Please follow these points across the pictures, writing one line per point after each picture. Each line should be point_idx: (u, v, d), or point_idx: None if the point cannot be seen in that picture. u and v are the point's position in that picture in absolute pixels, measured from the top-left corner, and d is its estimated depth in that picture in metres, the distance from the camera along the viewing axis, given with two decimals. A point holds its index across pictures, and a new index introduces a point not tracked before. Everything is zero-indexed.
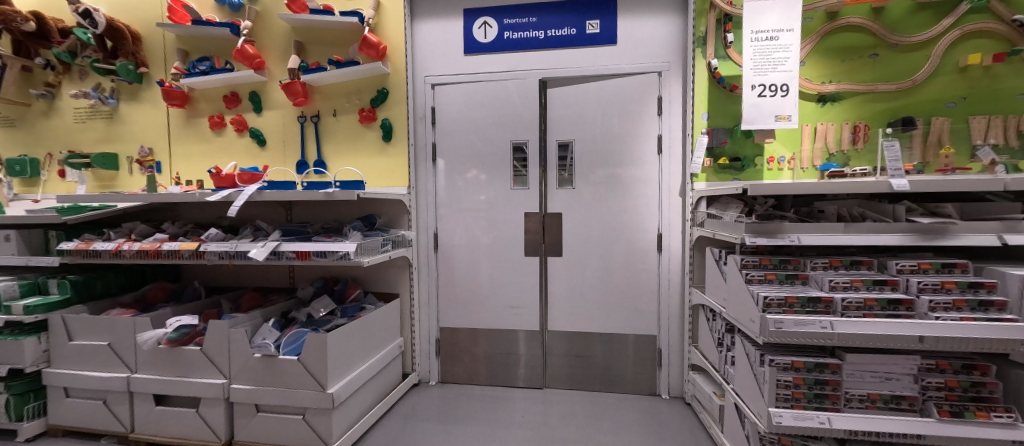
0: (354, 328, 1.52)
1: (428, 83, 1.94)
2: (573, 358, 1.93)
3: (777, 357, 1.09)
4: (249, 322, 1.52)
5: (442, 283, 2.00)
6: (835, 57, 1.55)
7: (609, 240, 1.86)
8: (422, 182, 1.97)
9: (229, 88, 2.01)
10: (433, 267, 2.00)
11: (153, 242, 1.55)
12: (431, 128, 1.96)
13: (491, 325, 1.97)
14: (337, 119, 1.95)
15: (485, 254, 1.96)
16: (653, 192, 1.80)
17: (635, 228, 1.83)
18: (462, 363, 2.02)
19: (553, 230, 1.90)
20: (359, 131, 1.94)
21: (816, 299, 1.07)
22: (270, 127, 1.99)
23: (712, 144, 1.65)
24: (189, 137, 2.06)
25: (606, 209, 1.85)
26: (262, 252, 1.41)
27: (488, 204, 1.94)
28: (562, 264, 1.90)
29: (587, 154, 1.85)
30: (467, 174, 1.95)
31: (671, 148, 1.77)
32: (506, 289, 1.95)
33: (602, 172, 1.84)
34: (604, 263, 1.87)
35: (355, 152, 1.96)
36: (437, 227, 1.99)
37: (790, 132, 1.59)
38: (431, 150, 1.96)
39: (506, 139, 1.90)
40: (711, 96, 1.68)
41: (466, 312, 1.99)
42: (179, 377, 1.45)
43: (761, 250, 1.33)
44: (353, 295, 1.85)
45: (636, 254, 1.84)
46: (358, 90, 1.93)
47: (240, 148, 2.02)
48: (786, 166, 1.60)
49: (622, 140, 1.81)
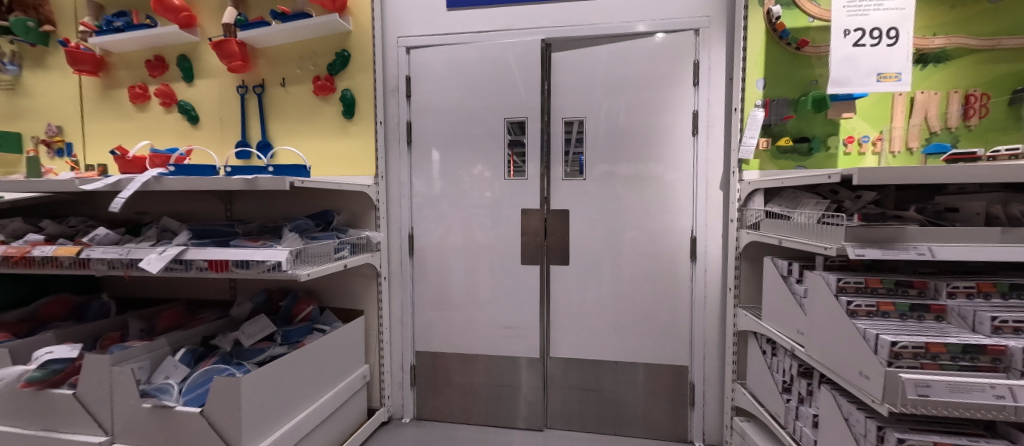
0: (288, 364, 1.13)
1: (401, 45, 1.54)
2: (580, 392, 1.54)
3: (909, 437, 0.71)
4: (147, 355, 1.13)
5: (418, 296, 1.61)
6: (941, 2, 1.15)
7: (629, 246, 1.46)
8: (393, 171, 1.58)
9: (154, 51, 1.61)
10: (409, 277, 1.61)
11: (22, 246, 1.15)
12: (406, 102, 1.56)
13: (479, 349, 1.59)
14: (285, 90, 1.53)
15: (473, 261, 1.57)
16: (686, 183, 1.41)
17: (663, 230, 1.43)
18: (443, 396, 1.63)
19: (557, 232, 1.51)
20: (312, 105, 1.53)
21: (977, 349, 0.68)
22: (203, 99, 1.58)
23: (769, 121, 1.24)
24: (106, 113, 1.66)
25: (625, 207, 1.45)
26: (158, 262, 1.03)
27: (494, 202, 1.54)
28: (568, 274, 1.52)
29: (601, 137, 1.45)
30: (469, 166, 1.55)
31: (709, 127, 1.38)
32: (498, 305, 1.56)
33: (622, 160, 1.44)
34: (623, 275, 1.47)
35: (308, 131, 1.54)
36: (412, 226, 1.60)
37: (877, 103, 1.19)
38: (405, 131, 1.57)
39: (500, 117, 1.51)
40: (769, 58, 1.25)
41: (448, 333, 1.61)
42: (46, 431, 1.08)
43: (853, 264, 0.95)
44: (303, 313, 1.45)
45: (664, 264, 1.44)
46: (312, 53, 1.52)
47: (167, 126, 1.62)
48: (870, 149, 1.20)
49: (645, 119, 1.42)
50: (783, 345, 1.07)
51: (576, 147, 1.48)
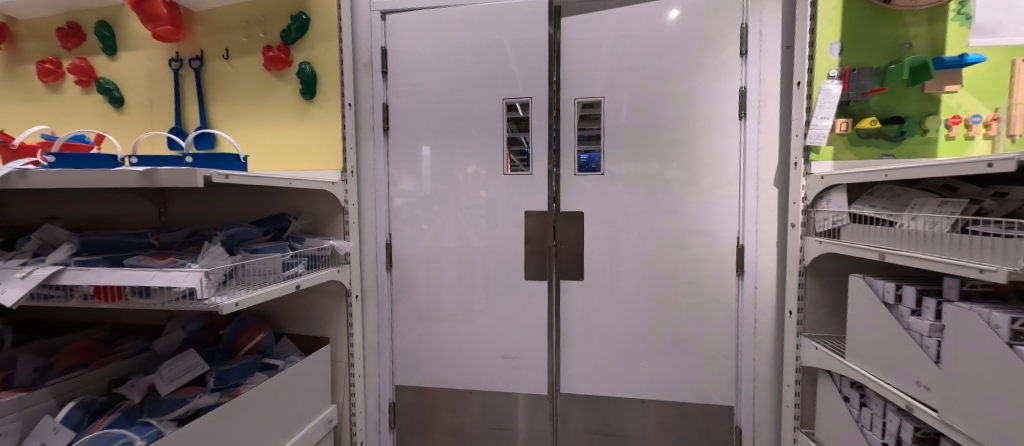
0: (212, 426, 0.83)
1: (376, 10, 1.26)
2: (598, 437, 1.26)
3: None
4: (13, 414, 0.82)
5: (399, 318, 1.33)
6: None
7: (657, 256, 1.20)
8: (367, 165, 1.29)
9: (67, 17, 1.29)
10: (387, 293, 1.33)
11: None
12: (382, 80, 1.28)
13: (473, 383, 1.31)
14: (229, 64, 1.23)
15: (466, 274, 1.29)
16: (729, 178, 1.15)
17: (699, 236, 1.17)
18: (429, 441, 1.34)
19: (568, 238, 1.24)
20: (261, 82, 1.22)
21: None
22: (130, 76, 1.27)
23: (850, 96, 0.95)
24: (13, 95, 1.35)
25: (652, 207, 1.19)
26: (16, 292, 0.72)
27: (495, 204, 1.26)
28: (581, 291, 1.25)
29: (623, 121, 1.19)
30: (458, 160, 1.27)
31: (760, 108, 1.11)
32: (496, 329, 1.29)
33: (649, 150, 1.18)
34: (650, 292, 1.21)
35: (257, 115, 1.23)
36: (391, 233, 1.32)
37: (992, 72, 0.91)
38: (382, 116, 1.29)
39: (499, 98, 1.25)
40: (848, 14, 0.96)
41: (436, 363, 1.33)
42: None
43: (1001, 290, 0.68)
44: (251, 343, 1.15)
45: (701, 277, 1.18)
46: (262, 17, 1.20)
47: (86, 110, 1.31)
48: (981, 132, 0.92)
49: (678, 99, 1.16)
50: (875, 391, 0.82)
51: (584, 144, 1.22)
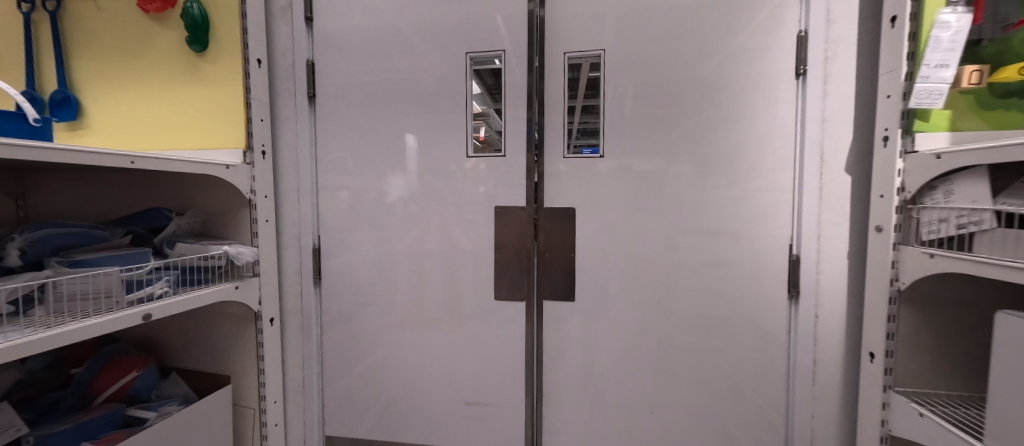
0: None
1: None
2: None
3: None
4: None
5: (331, 347, 1.02)
6: None
7: (673, 269, 0.88)
8: (288, 144, 0.98)
9: None
10: (316, 313, 1.02)
11: None
12: (309, 31, 0.97)
13: (428, 433, 1.00)
14: (97, 5, 0.91)
15: (418, 291, 0.97)
16: (775, 161, 0.82)
17: (735, 243, 0.85)
18: None
19: (553, 244, 0.92)
20: (139, 29, 0.89)
21: None
22: None
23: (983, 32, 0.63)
24: None
25: (668, 202, 0.87)
26: None
27: (456, 197, 0.94)
28: (569, 315, 0.92)
29: (629, 83, 0.87)
30: (408, 139, 0.96)
31: (818, 63, 0.79)
32: (458, 363, 0.97)
33: (668, 122, 0.86)
34: (664, 319, 0.89)
35: (135, 75, 0.91)
36: (321, 235, 1.00)
37: None
38: (308, 78, 0.97)
39: (462, 54, 0.92)
40: None
41: (379, 406, 1.02)
42: None
43: None
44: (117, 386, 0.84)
45: (735, 299, 0.86)
46: None
47: None
48: None
49: (706, 52, 0.84)
50: None
51: (583, 139, 0.89)
